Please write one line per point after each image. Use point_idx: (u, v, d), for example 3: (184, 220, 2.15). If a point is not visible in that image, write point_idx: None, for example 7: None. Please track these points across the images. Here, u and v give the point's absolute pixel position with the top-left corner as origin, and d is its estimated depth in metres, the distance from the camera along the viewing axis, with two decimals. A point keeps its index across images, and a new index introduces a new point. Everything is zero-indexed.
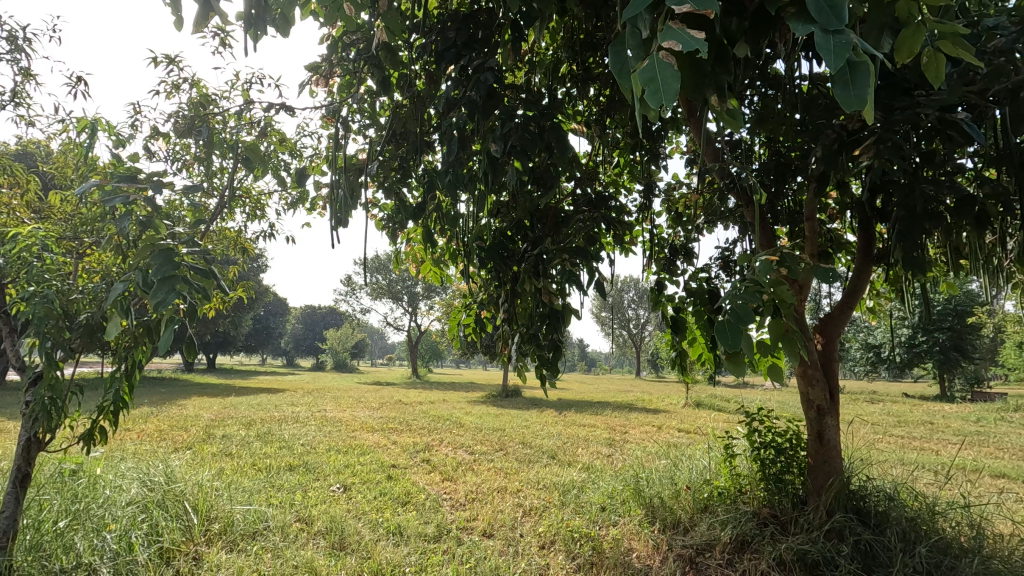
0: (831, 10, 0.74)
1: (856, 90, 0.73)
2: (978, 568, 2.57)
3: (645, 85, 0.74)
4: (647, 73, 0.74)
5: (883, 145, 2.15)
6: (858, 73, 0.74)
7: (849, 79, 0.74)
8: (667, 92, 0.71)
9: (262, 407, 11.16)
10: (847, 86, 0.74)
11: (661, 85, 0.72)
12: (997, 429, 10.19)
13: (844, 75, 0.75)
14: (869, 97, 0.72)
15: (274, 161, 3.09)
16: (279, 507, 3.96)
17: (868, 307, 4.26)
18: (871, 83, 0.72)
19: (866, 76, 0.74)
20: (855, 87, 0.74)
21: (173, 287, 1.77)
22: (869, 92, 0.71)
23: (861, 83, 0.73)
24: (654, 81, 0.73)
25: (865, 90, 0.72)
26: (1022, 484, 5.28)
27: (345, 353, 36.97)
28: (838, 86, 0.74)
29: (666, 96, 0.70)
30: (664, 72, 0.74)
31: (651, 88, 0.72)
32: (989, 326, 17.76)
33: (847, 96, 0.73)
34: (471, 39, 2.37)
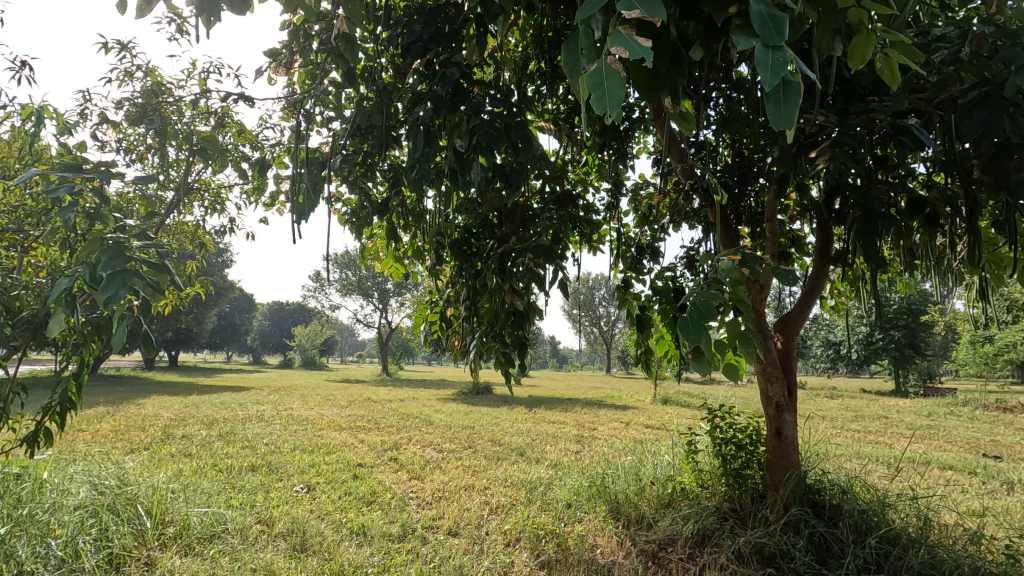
0: (773, 25, 0.75)
1: (786, 109, 0.74)
2: (924, 558, 2.67)
3: (592, 89, 0.74)
4: (594, 78, 0.74)
5: (840, 150, 2.21)
6: (789, 92, 0.75)
7: (781, 97, 0.75)
8: (613, 99, 0.71)
9: (224, 406, 10.88)
10: (778, 104, 0.75)
11: (607, 90, 0.72)
12: (945, 422, 10.70)
13: (777, 93, 0.76)
14: (797, 117, 0.73)
15: (234, 153, 3.01)
16: (239, 508, 3.86)
17: (827, 305, 4.40)
18: (800, 104, 0.74)
19: (797, 96, 0.75)
20: (785, 106, 0.75)
21: (126, 281, 1.65)
22: (797, 112, 0.72)
23: (792, 102, 0.74)
24: (600, 87, 0.73)
25: (794, 109, 0.74)
26: (967, 475, 5.54)
27: (313, 350, 36.33)
28: (770, 103, 0.75)
29: (610, 103, 0.71)
30: (611, 79, 0.73)
31: (598, 93, 0.73)
32: (940, 324, 18.60)
33: (777, 113, 0.74)
34: (438, 32, 2.30)
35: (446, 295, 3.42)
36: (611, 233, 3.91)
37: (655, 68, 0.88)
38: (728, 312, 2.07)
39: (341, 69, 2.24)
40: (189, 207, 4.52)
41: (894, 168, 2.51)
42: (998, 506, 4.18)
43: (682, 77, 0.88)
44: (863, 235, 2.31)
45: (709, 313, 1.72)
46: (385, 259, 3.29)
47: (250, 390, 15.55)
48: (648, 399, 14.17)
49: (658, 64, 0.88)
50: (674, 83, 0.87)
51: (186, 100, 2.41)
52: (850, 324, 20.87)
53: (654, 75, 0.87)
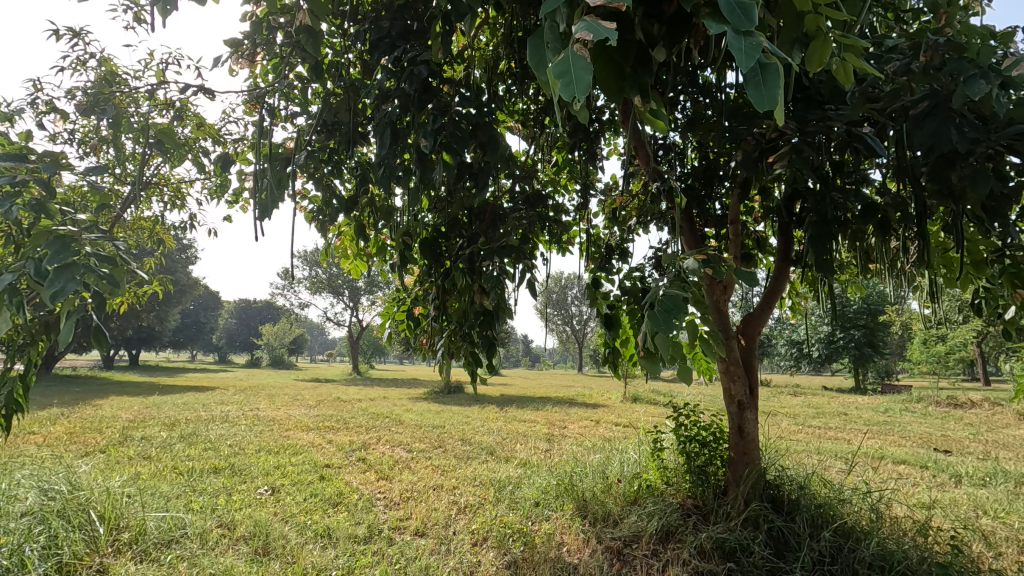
0: (742, 11, 0.76)
1: (767, 91, 0.75)
2: (875, 550, 2.77)
3: (559, 78, 0.74)
4: (561, 66, 0.74)
5: (798, 156, 2.28)
6: (767, 75, 0.76)
7: (761, 80, 0.76)
8: (581, 86, 0.72)
9: (187, 406, 10.55)
10: (759, 87, 0.76)
11: (574, 77, 0.72)
12: (900, 418, 11.16)
13: (756, 77, 0.77)
14: (780, 98, 0.74)
15: (194, 147, 2.93)
16: (199, 512, 3.76)
17: (788, 305, 4.53)
18: (780, 85, 0.75)
19: (775, 78, 0.76)
20: (766, 88, 0.75)
21: (74, 275, 1.61)
22: (780, 93, 0.74)
23: (772, 85, 0.75)
24: (567, 74, 0.73)
25: (776, 90, 0.75)
26: (919, 469, 5.78)
27: (282, 349, 35.64)
28: (751, 87, 0.76)
29: (579, 89, 0.71)
30: (577, 65, 0.74)
31: (565, 80, 0.73)
32: (897, 324, 19.35)
33: (759, 97, 0.75)
34: (407, 30, 2.30)
35: (413, 293, 3.42)
36: (581, 234, 3.95)
37: (623, 67, 0.88)
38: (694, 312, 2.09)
39: (307, 64, 2.20)
40: (148, 202, 4.39)
41: (850, 174, 2.60)
42: (946, 498, 4.37)
43: (650, 74, 0.90)
44: (814, 239, 2.44)
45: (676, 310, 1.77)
46: (350, 256, 3.26)
47: (214, 390, 15.16)
48: (617, 398, 14.33)
49: (624, 63, 0.87)
50: (643, 81, 0.90)
51: (142, 92, 2.33)
52: (812, 323, 21.54)
53: (623, 74, 0.88)
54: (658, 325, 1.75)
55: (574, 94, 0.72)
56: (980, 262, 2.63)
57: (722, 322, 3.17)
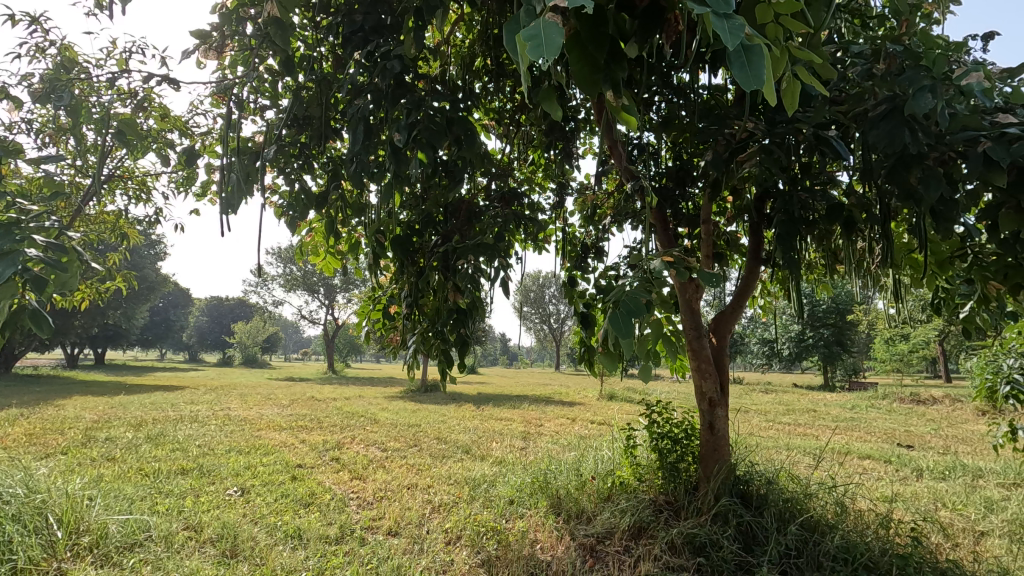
0: None
1: (753, 71, 0.76)
2: (839, 543, 2.84)
3: (528, 41, 0.73)
4: (532, 30, 0.74)
5: (766, 155, 2.32)
6: (752, 55, 0.78)
7: (745, 60, 0.77)
8: (548, 49, 0.71)
9: (153, 406, 10.29)
10: (744, 66, 0.77)
11: (544, 41, 0.72)
12: (866, 415, 11.52)
13: (740, 57, 0.78)
14: (765, 76, 0.76)
15: (160, 140, 2.85)
16: (165, 515, 3.67)
17: (759, 304, 4.62)
18: (765, 63, 0.76)
19: (759, 58, 0.77)
20: (752, 67, 0.77)
21: (15, 260, 1.50)
22: (764, 70, 0.75)
23: (757, 64, 0.77)
24: (537, 38, 0.73)
25: (760, 70, 0.76)
26: (883, 464, 5.96)
27: (254, 348, 34.97)
28: (738, 66, 0.77)
29: (547, 52, 0.70)
30: (549, 31, 0.74)
31: (534, 42, 0.72)
32: (864, 323, 19.92)
33: (744, 77, 0.76)
34: (380, 24, 2.27)
35: (388, 290, 3.39)
36: (557, 232, 3.97)
37: (596, 59, 0.87)
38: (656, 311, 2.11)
39: (278, 56, 2.16)
40: (111, 195, 4.26)
41: (817, 176, 2.66)
42: (907, 492, 4.51)
43: (621, 70, 0.89)
44: (782, 238, 2.49)
45: (636, 306, 1.82)
46: (322, 253, 3.22)
47: (183, 390, 14.77)
48: (594, 396, 14.44)
49: (597, 55, 0.87)
50: (614, 76, 0.89)
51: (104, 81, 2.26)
52: (783, 322, 22.02)
53: (595, 68, 0.87)
54: (620, 328, 1.73)
55: (542, 57, 0.71)
56: (941, 262, 2.71)
57: (693, 321, 3.24)
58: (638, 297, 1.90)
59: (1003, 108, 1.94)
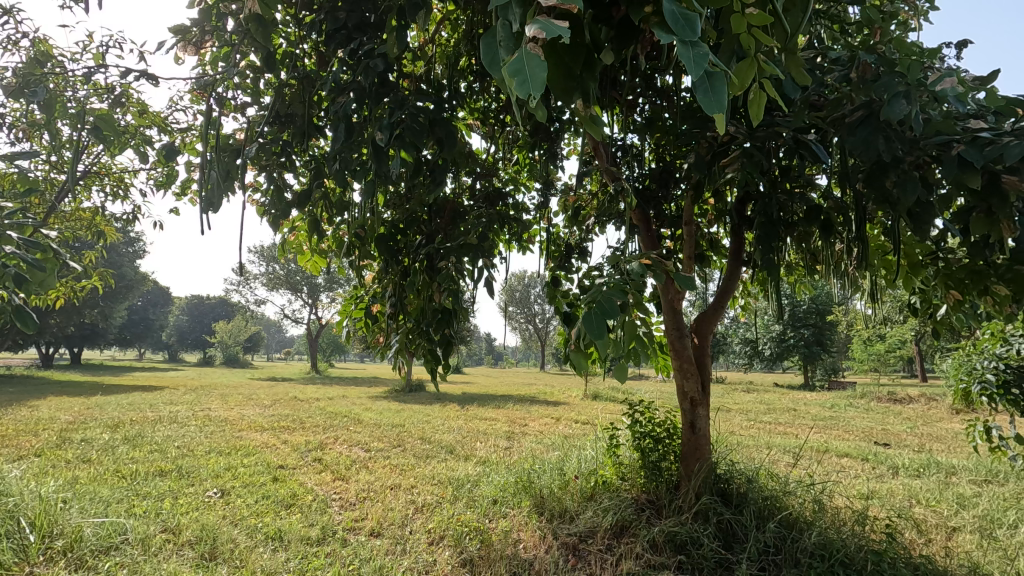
0: (686, 22, 0.75)
1: (714, 97, 0.77)
2: (816, 539, 2.89)
3: (513, 76, 0.74)
4: (516, 64, 0.74)
5: (748, 159, 2.35)
6: (715, 82, 0.79)
7: (709, 86, 0.78)
8: (536, 84, 0.72)
9: (131, 407, 10.13)
10: (707, 92, 0.78)
11: (530, 75, 0.72)
12: (844, 413, 11.74)
13: (703, 83, 0.79)
14: (726, 103, 0.76)
15: (137, 136, 2.80)
16: (142, 517, 3.61)
17: (741, 304, 4.68)
18: (726, 91, 0.77)
19: (721, 85, 0.78)
20: (713, 94, 0.78)
21: None
22: (726, 98, 0.76)
23: (719, 90, 0.78)
24: (522, 73, 0.73)
25: (722, 97, 0.77)
26: (860, 462, 6.07)
27: (235, 347, 34.49)
28: (700, 92, 0.78)
29: (535, 88, 0.71)
30: (532, 63, 0.73)
31: (520, 78, 0.73)
32: (843, 323, 20.27)
33: (707, 101, 0.77)
34: (363, 22, 2.24)
35: (371, 290, 3.37)
36: (541, 233, 3.98)
37: (570, 69, 0.87)
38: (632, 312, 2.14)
39: (259, 53, 2.14)
40: (87, 191, 4.18)
41: (796, 179, 2.71)
42: (883, 489, 4.60)
43: (595, 79, 0.89)
44: (762, 240, 2.52)
45: (611, 309, 1.85)
46: (303, 252, 3.19)
47: (161, 390, 14.52)
48: (578, 395, 14.48)
49: (572, 65, 0.87)
50: (587, 86, 0.88)
51: (80, 76, 2.21)
52: (765, 322, 22.32)
53: (568, 75, 0.86)
54: (592, 327, 1.74)
55: (530, 91, 0.72)
56: (914, 264, 2.78)
57: (675, 321, 3.28)
58: (614, 299, 1.93)
59: (974, 114, 1.99)
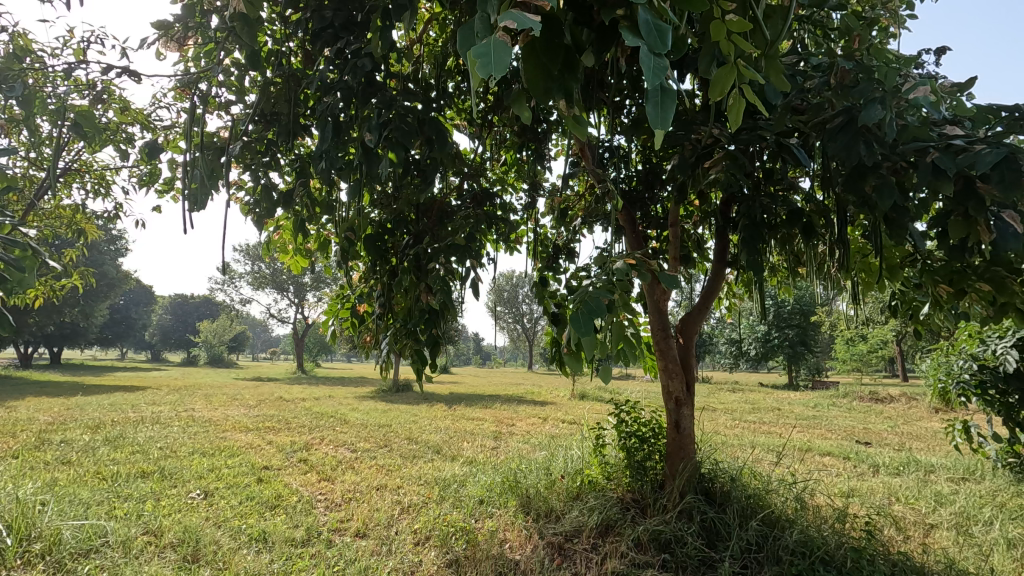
0: (658, 34, 0.77)
1: (662, 112, 0.79)
2: (797, 537, 2.93)
3: (478, 58, 0.74)
4: (483, 48, 0.75)
5: (730, 161, 2.38)
6: (666, 96, 0.80)
7: (659, 101, 0.80)
8: (499, 67, 0.72)
9: (113, 407, 9.97)
10: (656, 106, 0.79)
11: (493, 57, 0.73)
12: (828, 412, 11.89)
13: (656, 96, 0.80)
14: (671, 120, 0.78)
15: (119, 133, 2.77)
16: (122, 519, 3.56)
17: (725, 305, 4.73)
18: (676, 107, 0.79)
19: (671, 101, 0.79)
20: (662, 108, 0.79)
21: None
22: (672, 114, 0.77)
23: (668, 106, 0.79)
24: (487, 56, 0.74)
25: (669, 112, 0.78)
26: (842, 460, 6.16)
27: (220, 347, 34.09)
28: (650, 104, 0.79)
29: (496, 70, 0.72)
30: (498, 49, 0.74)
31: (483, 60, 0.73)
32: (827, 324, 20.56)
33: (655, 115, 0.79)
34: (350, 21, 2.22)
35: (357, 289, 3.36)
36: (528, 233, 3.99)
37: (549, 70, 0.88)
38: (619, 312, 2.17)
39: (244, 50, 2.12)
40: (67, 188, 4.11)
41: (779, 182, 2.74)
42: (864, 487, 4.68)
43: (575, 80, 0.89)
44: (746, 241, 2.56)
45: (598, 309, 1.86)
46: (288, 251, 3.18)
47: (144, 390, 14.32)
48: (565, 395, 14.50)
49: (551, 65, 0.88)
50: (567, 86, 0.89)
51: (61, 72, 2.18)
52: (750, 323, 22.56)
53: (547, 77, 0.88)
54: (581, 327, 1.74)
55: (492, 74, 0.73)
56: (894, 266, 2.83)
57: (661, 322, 3.32)
58: (600, 299, 1.94)
59: (949, 120, 2.04)
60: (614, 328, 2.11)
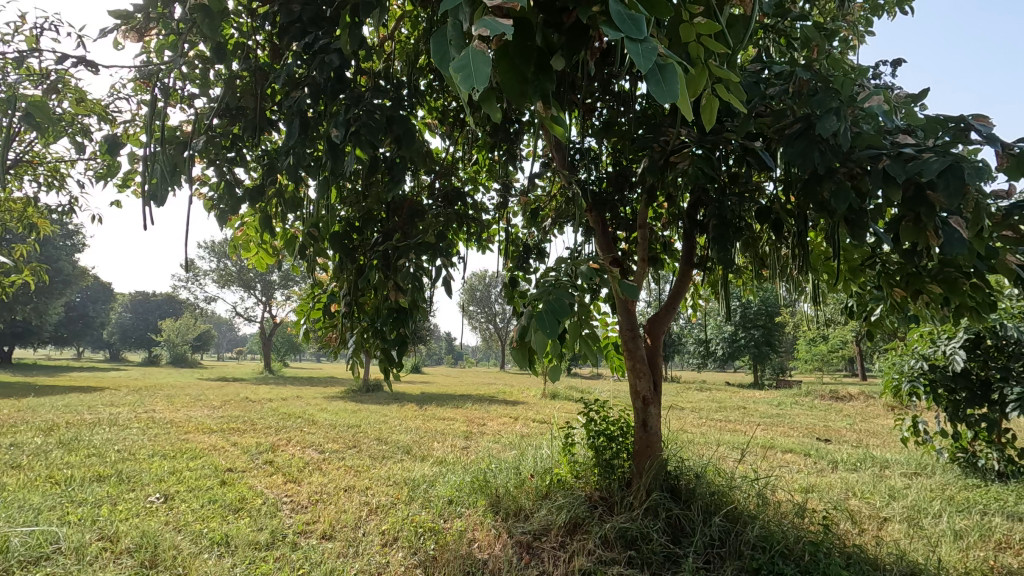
0: (631, 21, 0.77)
1: (668, 87, 0.80)
2: (758, 532, 3.02)
3: (459, 71, 0.76)
4: (461, 61, 0.76)
5: (699, 161, 2.42)
6: (667, 73, 0.81)
7: (660, 78, 0.81)
8: (479, 78, 0.74)
9: (68, 408, 9.61)
10: (660, 84, 0.80)
11: (473, 70, 0.74)
12: (790, 411, 12.25)
13: (655, 75, 0.81)
14: (679, 92, 0.80)
15: (74, 124, 2.67)
16: (76, 525, 3.43)
17: (691, 306, 4.84)
18: (679, 81, 0.81)
19: (674, 76, 0.81)
20: (666, 84, 0.80)
21: None
22: (679, 88, 0.79)
23: (671, 82, 0.80)
24: (467, 68, 0.75)
25: (675, 86, 0.80)
26: (803, 457, 6.36)
27: (183, 347, 33.12)
28: (652, 84, 0.80)
29: (478, 81, 0.73)
30: (478, 60, 0.76)
31: (464, 73, 0.75)
32: (790, 325, 21.17)
33: (660, 92, 0.80)
34: (319, 15, 2.18)
35: (326, 288, 3.32)
36: (500, 232, 4.00)
37: (524, 72, 0.88)
38: (580, 315, 2.13)
39: (208, 43, 2.07)
40: (18, 180, 3.93)
41: (745, 185, 2.81)
42: (823, 483, 4.83)
43: (551, 82, 0.91)
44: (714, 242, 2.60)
45: (560, 308, 1.92)
46: (253, 248, 3.11)
47: (101, 390, 13.85)
48: (536, 395, 14.56)
49: (525, 67, 0.88)
50: (544, 88, 0.91)
51: (11, 59, 2.09)
52: (717, 323, 23.05)
53: (522, 79, 0.88)
54: (546, 325, 1.83)
55: (474, 86, 0.74)
56: (853, 269, 2.93)
57: (629, 321, 3.37)
58: (564, 299, 1.99)
59: (903, 128, 2.13)
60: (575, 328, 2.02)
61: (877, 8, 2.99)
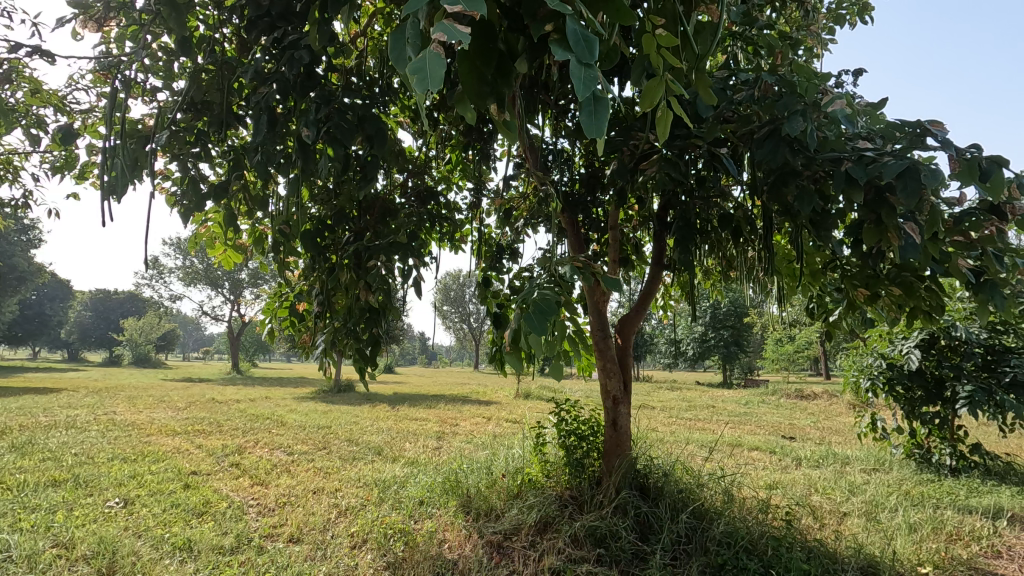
0: (585, 43, 0.79)
1: (596, 121, 0.80)
2: (724, 528, 3.09)
3: (414, 73, 0.75)
4: (417, 63, 0.76)
5: (666, 162, 2.47)
6: (599, 106, 0.81)
7: (592, 110, 0.81)
8: (435, 82, 0.74)
9: (23, 410, 9.23)
10: (589, 115, 0.81)
11: (428, 73, 0.74)
12: (758, 410, 12.52)
13: (588, 106, 0.82)
14: (604, 128, 0.80)
15: (29, 115, 2.57)
16: (29, 532, 3.30)
17: (662, 307, 4.91)
18: (608, 117, 0.81)
19: (604, 110, 0.81)
20: (595, 117, 0.81)
21: None
22: (604, 123, 0.80)
23: (601, 116, 0.81)
24: (422, 71, 0.75)
25: (601, 121, 0.80)
26: (769, 454, 6.51)
27: (146, 346, 32.13)
28: (583, 113, 0.80)
29: (433, 85, 0.73)
30: (434, 62, 0.76)
31: (420, 75, 0.74)
32: (758, 325, 21.67)
33: (589, 124, 0.80)
34: (288, 10, 2.13)
35: (295, 287, 3.27)
36: (473, 232, 4.00)
37: (483, 74, 0.88)
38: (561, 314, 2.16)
39: (173, 35, 2.02)
40: None
41: (712, 188, 2.86)
42: (787, 479, 4.97)
43: (507, 86, 0.90)
44: (680, 241, 2.66)
45: (548, 309, 1.92)
46: (219, 245, 3.04)
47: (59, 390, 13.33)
48: (510, 395, 14.56)
49: (485, 70, 0.89)
50: (500, 92, 0.89)
51: None
52: (688, 323, 23.45)
53: (480, 79, 0.88)
54: (533, 327, 1.84)
55: (429, 89, 0.74)
56: (815, 271, 3.03)
57: (600, 322, 3.40)
58: (551, 300, 1.99)
59: (863, 134, 2.20)
60: (560, 329, 2.00)
61: (840, 18, 3.08)
